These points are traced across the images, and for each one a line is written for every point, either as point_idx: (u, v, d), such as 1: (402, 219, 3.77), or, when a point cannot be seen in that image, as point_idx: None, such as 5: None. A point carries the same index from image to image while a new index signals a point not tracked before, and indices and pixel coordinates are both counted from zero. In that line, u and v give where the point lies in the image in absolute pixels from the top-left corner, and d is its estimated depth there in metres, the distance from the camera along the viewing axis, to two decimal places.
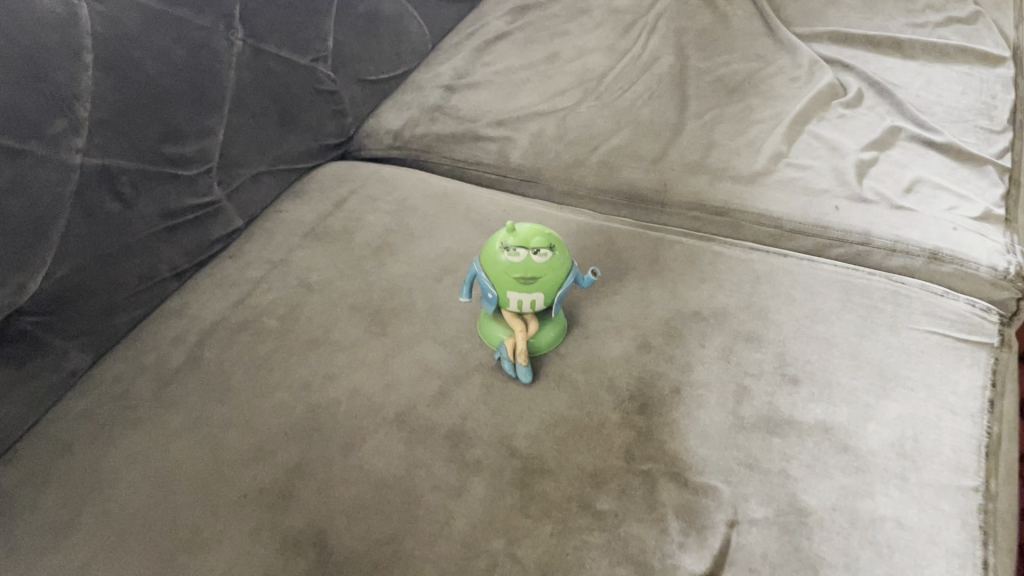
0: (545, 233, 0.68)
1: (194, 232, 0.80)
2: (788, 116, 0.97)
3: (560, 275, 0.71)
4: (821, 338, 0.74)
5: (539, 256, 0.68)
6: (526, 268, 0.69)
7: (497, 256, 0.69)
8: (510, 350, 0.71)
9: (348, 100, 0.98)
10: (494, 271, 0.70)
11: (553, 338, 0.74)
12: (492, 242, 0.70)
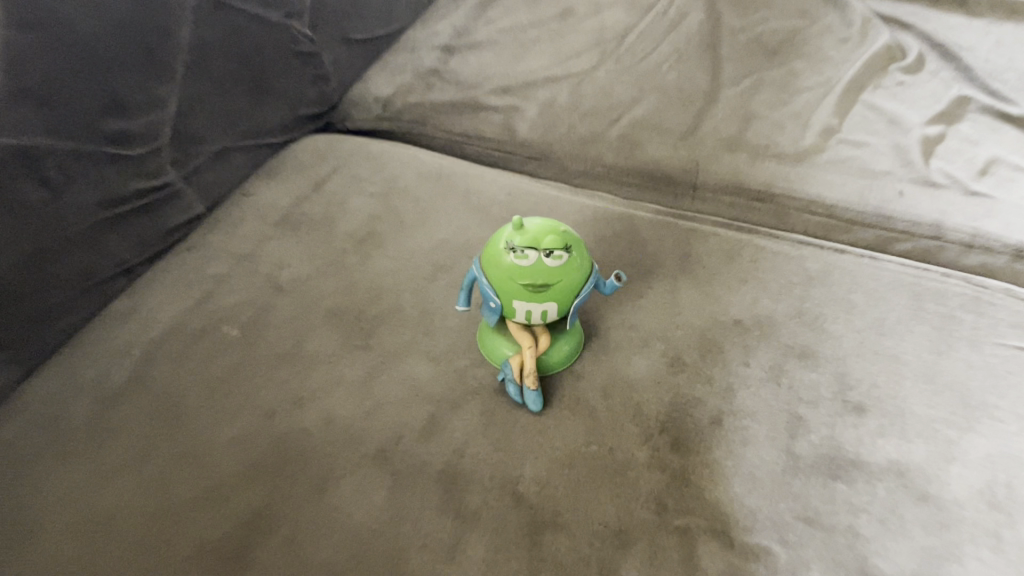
0: (559, 231, 0.57)
1: (145, 221, 0.67)
2: (839, 83, 0.84)
3: (577, 282, 0.59)
4: (889, 355, 0.62)
5: (553, 258, 0.57)
6: (537, 273, 0.57)
7: (501, 259, 0.58)
8: (516, 372, 0.59)
9: (331, 63, 0.85)
10: (498, 276, 0.58)
11: (567, 354, 0.62)
12: (495, 242, 0.58)
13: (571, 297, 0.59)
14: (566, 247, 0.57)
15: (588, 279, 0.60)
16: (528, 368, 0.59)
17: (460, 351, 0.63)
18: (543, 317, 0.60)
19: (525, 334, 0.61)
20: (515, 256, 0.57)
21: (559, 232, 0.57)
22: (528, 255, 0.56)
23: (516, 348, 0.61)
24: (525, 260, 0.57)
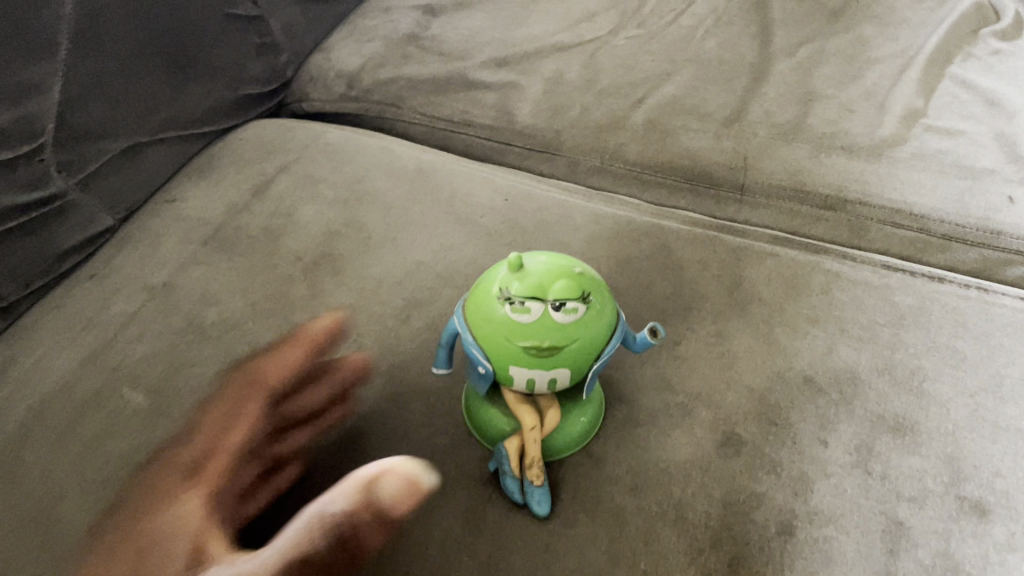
0: (572, 275, 0.41)
1: (25, 244, 0.51)
2: (918, 54, 0.67)
3: (598, 341, 0.43)
4: (1013, 429, 0.46)
5: (564, 312, 0.41)
6: (543, 333, 0.41)
7: (492, 311, 0.42)
8: (513, 460, 0.44)
9: (280, 28, 0.68)
10: (487, 335, 0.42)
11: (583, 430, 0.47)
12: (483, 287, 0.42)
13: (589, 360, 0.43)
14: (582, 295, 0.41)
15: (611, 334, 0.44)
16: (530, 458, 0.44)
17: (440, 424, 0.48)
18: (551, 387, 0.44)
19: (524, 407, 0.46)
20: (512, 310, 0.41)
21: (572, 274, 0.42)
22: (530, 310, 0.40)
23: (513, 424, 0.46)
24: (525, 314, 0.41)
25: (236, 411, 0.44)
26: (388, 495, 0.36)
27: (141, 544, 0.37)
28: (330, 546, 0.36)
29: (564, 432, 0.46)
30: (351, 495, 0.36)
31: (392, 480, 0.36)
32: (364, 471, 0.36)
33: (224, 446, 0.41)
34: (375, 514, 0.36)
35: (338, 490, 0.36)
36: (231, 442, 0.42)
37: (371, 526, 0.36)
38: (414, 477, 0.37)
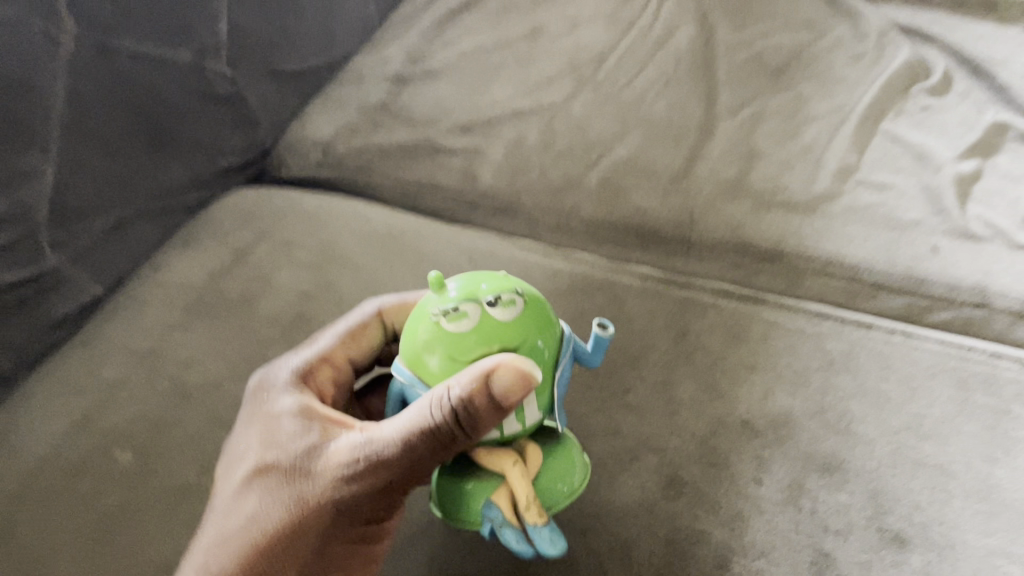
0: (499, 277, 0.42)
1: (19, 319, 0.56)
2: (853, 111, 0.72)
3: (548, 337, 0.42)
4: (933, 465, 0.50)
5: (503, 304, 0.40)
6: (488, 332, 0.40)
7: (430, 340, 0.41)
8: (507, 514, 0.42)
9: (258, 104, 0.72)
10: (433, 369, 0.41)
11: (567, 470, 0.44)
12: (412, 321, 0.42)
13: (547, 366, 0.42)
14: (514, 289, 0.41)
15: (562, 342, 0.44)
16: (522, 501, 0.41)
17: None
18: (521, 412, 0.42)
19: (503, 452, 0.43)
20: (449, 324, 0.40)
21: (499, 279, 0.42)
22: (467, 311, 0.40)
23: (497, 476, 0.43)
24: (463, 320, 0.40)
25: (357, 330, 0.50)
26: (499, 388, 0.37)
27: (261, 420, 0.45)
28: (446, 427, 0.38)
29: (548, 473, 0.43)
30: (467, 383, 0.37)
31: (506, 374, 0.37)
32: (483, 364, 0.38)
33: (329, 355, 0.49)
34: (490, 401, 0.37)
35: (457, 377, 0.38)
36: (351, 352, 0.50)
37: (487, 410, 0.37)
38: (526, 372, 0.37)
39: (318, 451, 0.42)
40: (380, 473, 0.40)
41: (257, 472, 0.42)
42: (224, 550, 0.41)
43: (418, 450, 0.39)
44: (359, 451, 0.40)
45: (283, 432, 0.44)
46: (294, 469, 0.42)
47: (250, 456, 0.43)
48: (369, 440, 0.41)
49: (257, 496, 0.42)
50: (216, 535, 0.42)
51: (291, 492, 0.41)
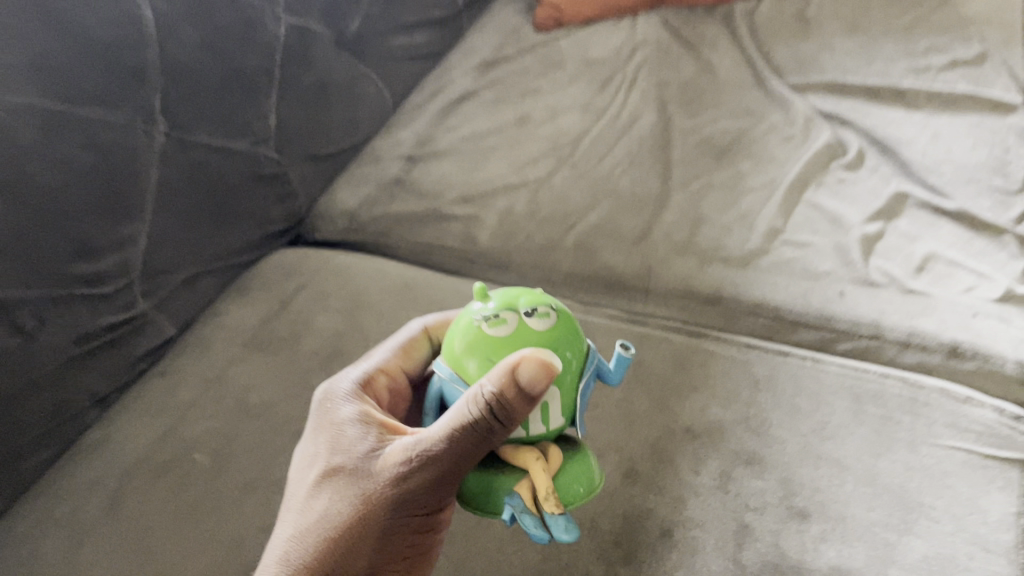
0: (535, 296, 0.50)
1: (116, 353, 0.70)
2: (782, 184, 0.88)
3: (575, 347, 0.49)
4: (832, 458, 0.65)
5: (535, 317, 0.47)
6: (521, 339, 0.47)
7: (471, 340, 0.48)
8: (527, 503, 0.46)
9: (297, 180, 0.89)
10: (471, 369, 0.48)
11: (587, 470, 0.48)
12: (457, 325, 0.49)
13: (571, 376, 0.48)
14: (547, 304, 0.48)
15: (587, 358, 0.50)
16: (541, 492, 0.46)
17: None
18: (545, 415, 0.47)
19: (529, 450, 0.47)
20: (488, 328, 0.47)
21: (534, 296, 0.49)
22: (505, 317, 0.47)
23: (520, 473, 0.47)
24: (502, 326, 0.47)
25: (409, 345, 0.59)
26: (524, 380, 0.43)
27: (331, 429, 0.53)
28: (481, 423, 0.44)
29: (570, 472, 0.47)
30: (496, 380, 0.43)
31: (528, 365, 0.43)
32: (508, 361, 0.43)
33: (384, 365, 0.57)
34: (519, 395, 0.43)
35: (489, 376, 0.44)
36: (405, 364, 0.58)
37: (518, 404, 0.43)
38: (545, 365, 0.43)
39: (379, 453, 0.50)
40: (429, 467, 0.47)
41: (328, 474, 0.51)
42: (309, 539, 0.49)
43: (459, 444, 0.45)
44: (410, 450, 0.48)
45: (348, 437, 0.52)
46: (357, 469, 0.50)
47: (322, 460, 0.52)
48: (418, 441, 0.48)
49: (332, 494, 0.50)
50: (301, 529, 0.50)
51: (355, 489, 0.49)
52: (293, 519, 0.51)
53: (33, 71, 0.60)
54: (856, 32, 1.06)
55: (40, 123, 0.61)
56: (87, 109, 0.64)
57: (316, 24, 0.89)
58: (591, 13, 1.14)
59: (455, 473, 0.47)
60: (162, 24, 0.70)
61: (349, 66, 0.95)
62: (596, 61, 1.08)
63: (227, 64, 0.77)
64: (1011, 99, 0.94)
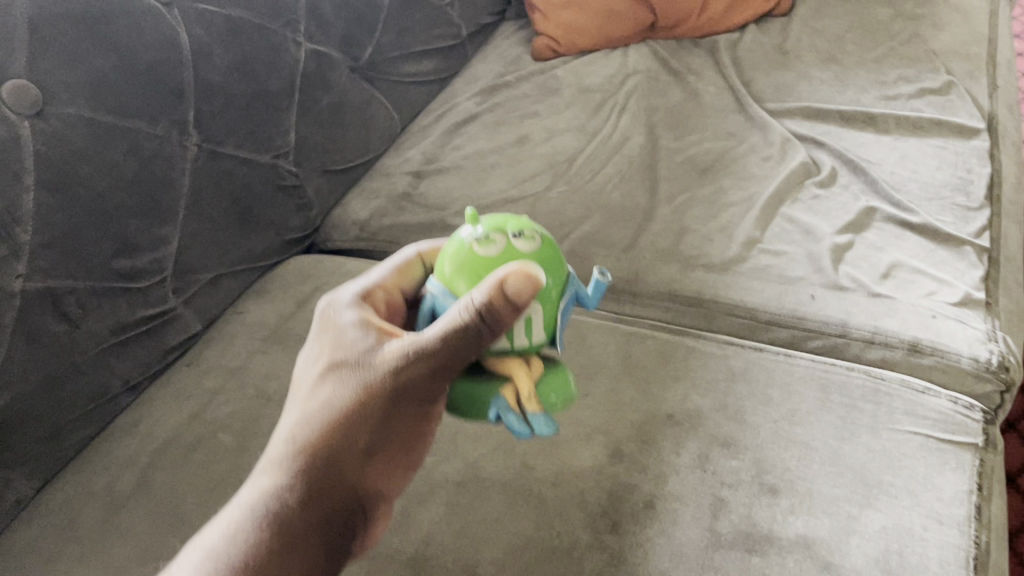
0: (520, 223, 0.57)
1: (148, 343, 0.79)
2: (760, 198, 0.95)
3: (556, 266, 0.56)
4: (800, 442, 0.71)
5: (521, 240, 0.55)
6: (506, 258, 0.54)
7: (461, 258, 0.55)
8: (512, 402, 0.53)
9: (314, 193, 0.98)
10: (460, 284, 0.55)
11: (564, 384, 0.56)
12: (449, 248, 0.56)
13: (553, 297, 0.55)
14: (531, 229, 0.56)
15: (569, 284, 0.57)
16: (524, 393, 0.53)
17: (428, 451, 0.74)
18: (529, 331, 0.54)
19: (517, 360, 0.55)
20: (478, 247, 0.55)
21: (520, 222, 0.57)
22: (495, 237, 0.55)
23: (507, 379, 0.54)
24: (491, 246, 0.54)
25: (406, 264, 0.64)
26: (511, 290, 0.49)
27: (333, 331, 0.57)
28: (472, 325, 0.50)
29: (550, 382, 0.55)
30: (486, 291, 0.49)
31: (515, 278, 0.49)
32: (500, 272, 0.50)
33: (382, 283, 0.62)
34: (506, 303, 0.49)
35: (480, 288, 0.50)
36: (401, 283, 0.63)
37: (504, 311, 0.49)
38: (531, 277, 0.50)
39: (379, 350, 0.55)
40: (425, 362, 0.52)
41: (331, 367, 0.55)
42: (307, 426, 0.53)
43: (452, 344, 0.51)
44: (408, 347, 0.53)
45: (348, 337, 0.56)
46: (359, 364, 0.54)
47: (325, 356, 0.56)
48: (415, 340, 0.53)
49: (332, 387, 0.54)
50: (301, 417, 0.54)
51: (356, 381, 0.54)
52: (294, 409, 0.55)
53: (88, 88, 0.69)
54: (831, 63, 1.14)
55: (90, 131, 0.70)
56: (130, 121, 0.73)
57: (331, 50, 0.98)
58: (585, 44, 1.22)
59: (445, 369, 0.52)
60: (196, 48, 0.79)
61: (361, 91, 1.04)
62: (590, 88, 1.15)
63: (251, 84, 0.86)
64: (973, 124, 1.00)
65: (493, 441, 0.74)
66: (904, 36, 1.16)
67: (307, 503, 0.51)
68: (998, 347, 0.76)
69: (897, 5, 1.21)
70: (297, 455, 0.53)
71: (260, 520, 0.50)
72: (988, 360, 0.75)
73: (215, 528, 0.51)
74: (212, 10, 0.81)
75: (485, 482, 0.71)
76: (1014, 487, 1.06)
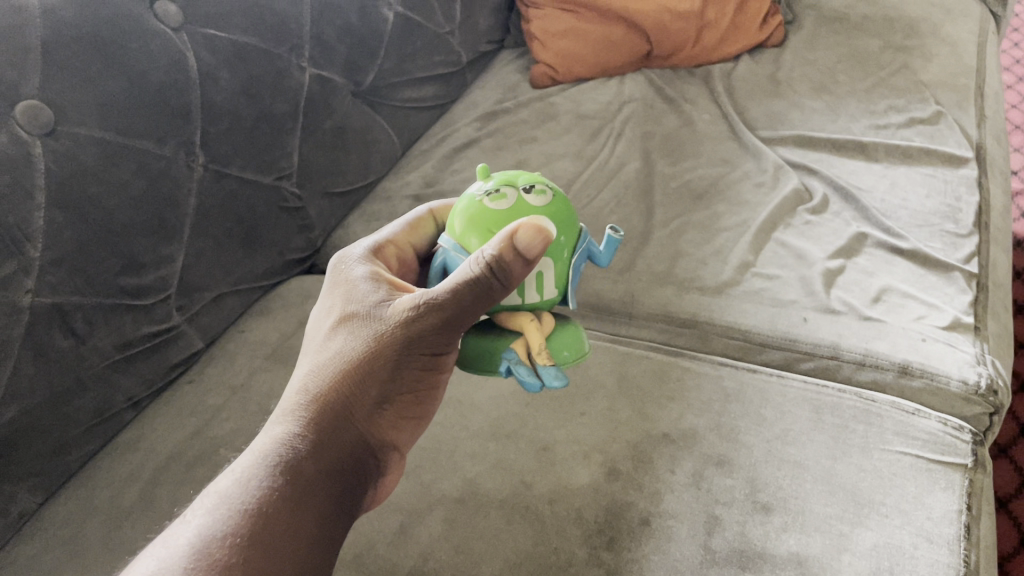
0: (530, 177, 0.63)
1: (152, 360, 0.80)
2: (753, 224, 0.97)
3: (566, 219, 0.62)
4: (793, 461, 0.72)
5: (531, 194, 0.61)
6: (517, 211, 0.60)
7: (474, 213, 0.61)
8: (522, 356, 0.59)
9: (315, 215, 1.00)
10: (472, 239, 0.60)
11: (574, 340, 0.62)
12: (461, 204, 0.62)
13: (561, 252, 0.61)
14: (541, 184, 0.62)
15: (576, 241, 0.63)
16: (535, 347, 0.59)
17: (427, 467, 0.75)
18: (539, 285, 0.61)
19: (527, 317, 0.61)
20: (490, 202, 0.61)
21: (530, 178, 0.63)
22: (506, 192, 0.60)
23: (519, 334, 0.61)
24: (503, 201, 0.60)
25: (416, 223, 0.70)
26: (520, 245, 0.54)
27: (345, 285, 0.62)
28: (483, 278, 0.54)
29: (557, 339, 0.61)
30: (497, 245, 0.54)
31: (524, 232, 0.54)
32: (512, 227, 0.54)
33: (395, 240, 0.68)
34: (514, 256, 0.54)
35: (490, 243, 0.54)
36: (412, 238, 0.69)
37: (513, 263, 0.54)
38: (540, 230, 0.54)
39: (389, 303, 0.59)
40: (434, 315, 0.56)
41: (344, 319, 0.60)
42: (322, 374, 0.58)
43: (463, 297, 0.55)
44: (418, 300, 0.57)
45: (359, 291, 0.61)
46: (370, 316, 0.59)
47: (337, 310, 0.61)
48: (426, 294, 0.57)
49: (345, 338, 0.59)
50: (316, 367, 0.59)
51: (368, 332, 0.58)
52: (309, 359, 0.60)
53: (99, 109, 0.71)
54: (823, 93, 1.17)
55: (101, 151, 0.71)
56: (140, 141, 0.75)
57: (335, 75, 1.00)
58: (583, 72, 1.25)
59: (453, 322, 0.57)
60: (204, 71, 0.81)
61: (362, 115, 1.06)
62: (587, 114, 1.18)
63: (257, 106, 0.88)
64: (961, 153, 1.02)
65: (491, 458, 0.75)
66: (894, 67, 1.18)
67: (321, 446, 0.55)
68: (987, 370, 0.77)
69: (887, 36, 1.24)
70: (311, 400, 0.57)
71: (275, 465, 0.53)
72: (976, 383, 0.76)
73: (231, 471, 0.54)
74: (220, 35, 0.83)
75: (483, 498, 0.72)
76: (1007, 512, 1.07)
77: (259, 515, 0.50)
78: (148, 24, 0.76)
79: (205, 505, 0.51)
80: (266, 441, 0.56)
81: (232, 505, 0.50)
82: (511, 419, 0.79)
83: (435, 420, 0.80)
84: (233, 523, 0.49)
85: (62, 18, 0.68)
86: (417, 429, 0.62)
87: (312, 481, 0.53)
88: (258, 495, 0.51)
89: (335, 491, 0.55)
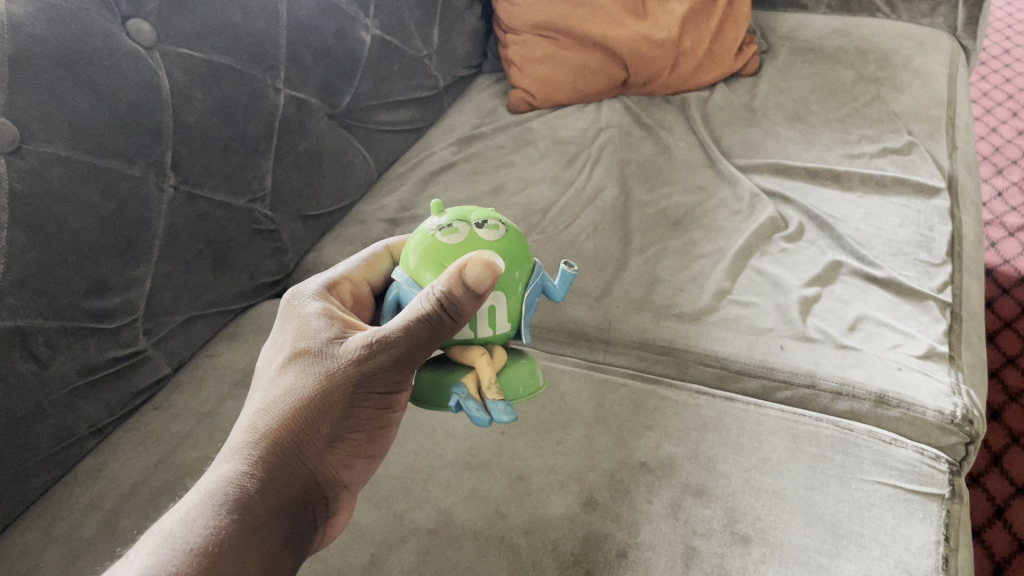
0: (485, 213, 0.62)
1: (116, 385, 0.78)
2: (731, 250, 0.97)
3: (520, 255, 0.61)
4: (772, 491, 0.71)
5: (483, 228, 0.60)
6: (469, 245, 0.60)
7: (426, 249, 0.60)
8: (471, 390, 0.59)
9: (288, 237, 0.98)
10: (426, 274, 0.60)
11: (529, 376, 0.61)
12: (415, 239, 0.62)
13: (516, 286, 0.61)
14: (497, 220, 0.61)
15: (532, 274, 0.63)
16: (486, 381, 0.58)
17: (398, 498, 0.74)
18: (493, 319, 0.60)
19: (480, 352, 0.60)
20: (442, 236, 0.60)
21: (484, 213, 0.62)
22: (458, 226, 0.60)
23: (470, 369, 0.60)
24: (455, 236, 0.60)
25: (373, 258, 0.69)
26: (470, 279, 0.53)
27: (296, 321, 0.61)
28: (435, 313, 0.54)
29: (509, 375, 0.61)
30: (447, 280, 0.53)
31: (475, 266, 0.53)
32: (459, 260, 0.54)
33: (352, 274, 0.67)
34: (465, 291, 0.53)
35: (440, 278, 0.54)
36: (369, 274, 0.68)
37: (464, 299, 0.53)
38: (490, 263, 0.54)
39: (343, 340, 0.58)
40: (386, 354, 0.55)
41: (295, 355, 0.58)
42: (271, 413, 0.56)
43: (414, 333, 0.54)
44: (370, 337, 0.56)
45: (311, 327, 0.60)
46: (323, 352, 0.57)
47: (289, 345, 0.59)
48: (378, 331, 0.56)
49: (297, 375, 0.57)
50: (265, 405, 0.57)
51: (320, 369, 0.57)
52: (258, 397, 0.58)
53: (66, 126, 0.69)
54: (798, 122, 1.18)
55: (67, 170, 0.70)
56: (109, 161, 0.74)
57: (310, 97, 0.99)
58: (560, 99, 1.25)
59: (406, 359, 0.56)
60: (176, 91, 0.80)
61: (336, 138, 1.05)
62: (564, 140, 1.18)
63: (231, 127, 0.87)
64: (934, 183, 1.03)
65: (465, 488, 0.74)
66: (866, 98, 1.20)
67: (270, 484, 0.54)
68: (962, 401, 0.77)
69: (860, 68, 1.25)
70: (260, 437, 0.55)
71: (223, 503, 0.51)
72: (952, 412, 0.76)
73: (175, 511, 0.52)
74: (194, 55, 0.82)
75: (458, 529, 0.70)
76: (981, 541, 1.07)
77: (203, 555, 0.48)
78: (120, 42, 0.75)
79: (148, 545, 0.49)
80: (214, 477, 0.54)
81: (177, 544, 0.49)
82: (486, 447, 0.77)
83: (409, 448, 0.78)
84: (177, 563, 0.47)
85: (31, 35, 0.67)
86: (371, 467, 0.61)
87: (257, 520, 0.52)
88: (203, 536, 0.49)
89: (284, 534, 0.53)
